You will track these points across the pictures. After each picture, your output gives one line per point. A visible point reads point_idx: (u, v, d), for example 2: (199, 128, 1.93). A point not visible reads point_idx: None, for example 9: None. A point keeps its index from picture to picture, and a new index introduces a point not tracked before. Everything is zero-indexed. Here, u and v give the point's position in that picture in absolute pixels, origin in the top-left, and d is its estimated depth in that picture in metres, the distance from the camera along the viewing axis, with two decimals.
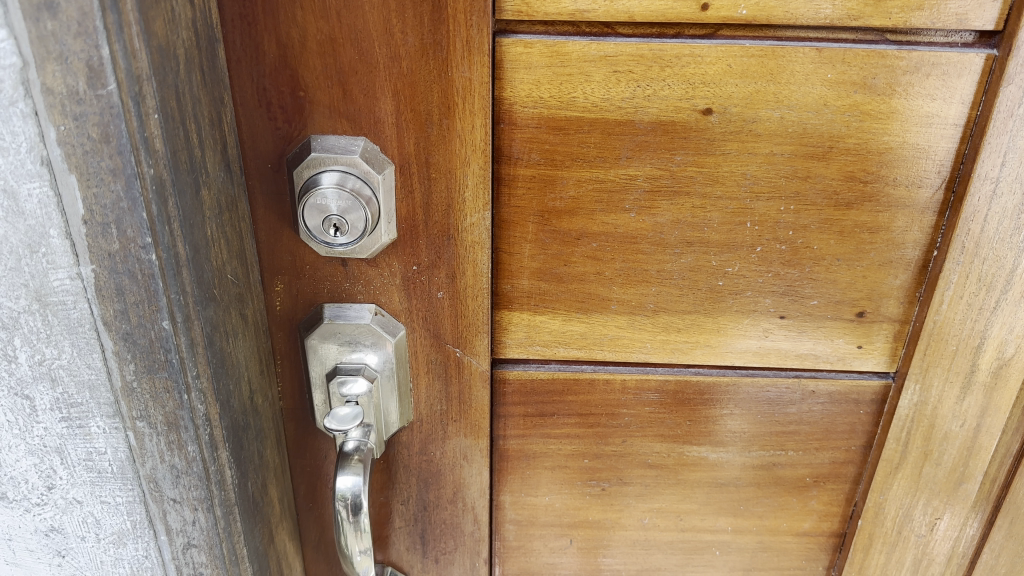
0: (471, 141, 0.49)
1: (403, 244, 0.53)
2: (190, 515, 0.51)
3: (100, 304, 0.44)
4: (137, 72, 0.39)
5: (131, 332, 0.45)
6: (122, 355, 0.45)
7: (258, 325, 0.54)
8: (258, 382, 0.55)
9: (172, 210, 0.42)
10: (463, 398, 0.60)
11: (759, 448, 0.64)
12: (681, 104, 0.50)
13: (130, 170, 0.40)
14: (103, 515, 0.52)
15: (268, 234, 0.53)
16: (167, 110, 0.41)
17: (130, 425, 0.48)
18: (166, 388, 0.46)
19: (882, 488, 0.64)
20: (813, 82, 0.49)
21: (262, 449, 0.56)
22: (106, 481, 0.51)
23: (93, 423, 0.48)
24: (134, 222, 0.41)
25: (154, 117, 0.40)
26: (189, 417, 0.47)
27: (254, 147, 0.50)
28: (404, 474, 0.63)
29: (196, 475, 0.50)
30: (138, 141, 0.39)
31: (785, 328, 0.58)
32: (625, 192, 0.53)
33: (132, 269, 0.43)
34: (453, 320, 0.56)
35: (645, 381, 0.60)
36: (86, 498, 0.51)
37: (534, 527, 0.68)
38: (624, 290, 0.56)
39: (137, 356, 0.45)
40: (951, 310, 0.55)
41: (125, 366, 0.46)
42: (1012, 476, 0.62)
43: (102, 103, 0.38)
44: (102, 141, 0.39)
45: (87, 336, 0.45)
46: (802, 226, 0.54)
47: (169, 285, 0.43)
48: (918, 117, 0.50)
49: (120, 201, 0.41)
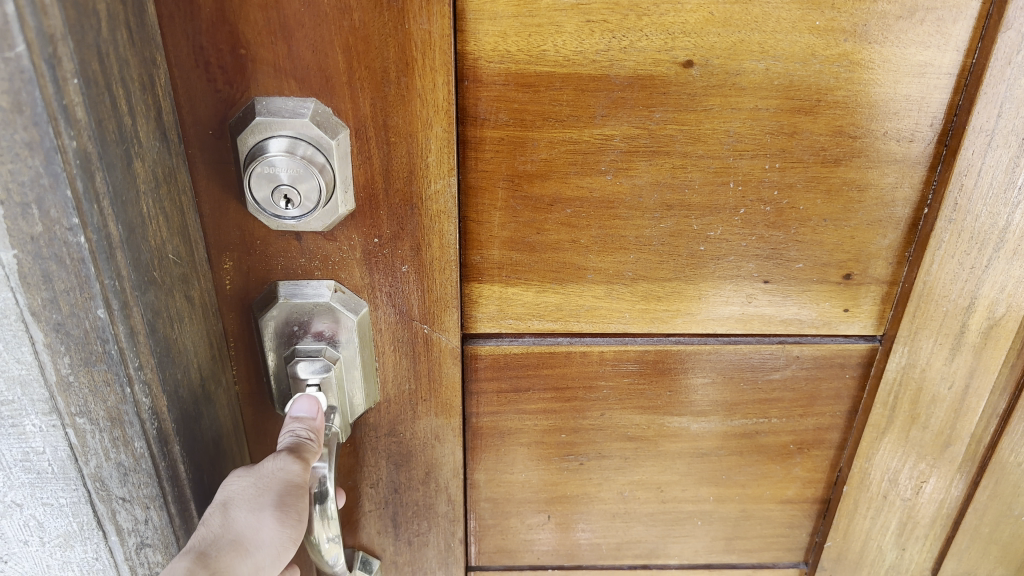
0: (432, 101, 0.45)
1: (362, 215, 0.49)
2: (141, 513, 0.48)
3: (26, 294, 0.40)
4: (50, 31, 0.34)
5: (63, 322, 0.41)
6: (55, 347, 0.41)
7: (207, 307, 0.50)
8: (209, 368, 0.51)
9: (100, 186, 0.38)
10: (432, 376, 0.56)
11: (742, 416, 0.61)
12: (660, 56, 0.46)
13: (49, 143, 0.35)
14: (46, 517, 0.48)
15: (213, 207, 0.48)
16: (89, 74, 0.36)
17: (69, 423, 0.44)
18: (106, 381, 0.43)
19: (868, 453, 0.62)
20: (800, 31, 0.45)
21: (219, 437, 0.52)
22: (47, 483, 0.47)
23: (27, 422, 0.44)
24: (57, 201, 0.37)
25: (73, 82, 0.35)
26: (134, 412, 0.44)
27: (193, 113, 0.45)
28: (372, 456, 0.60)
29: (145, 472, 0.46)
30: (56, 110, 0.35)
31: (769, 292, 0.55)
32: (601, 153, 0.49)
33: (60, 253, 0.38)
34: (420, 294, 0.52)
35: (623, 352, 0.57)
36: (27, 501, 0.47)
37: (511, 503, 0.65)
38: (601, 259, 0.53)
39: (72, 348, 0.41)
40: (942, 270, 0.53)
41: (59, 359, 0.42)
42: (998, 436, 0.60)
43: (11, 67, 0.34)
44: (14, 111, 0.35)
45: (13, 328, 0.41)
46: (788, 184, 0.51)
47: (101, 270, 0.39)
48: (909, 65, 0.47)
49: (39, 177, 0.36)
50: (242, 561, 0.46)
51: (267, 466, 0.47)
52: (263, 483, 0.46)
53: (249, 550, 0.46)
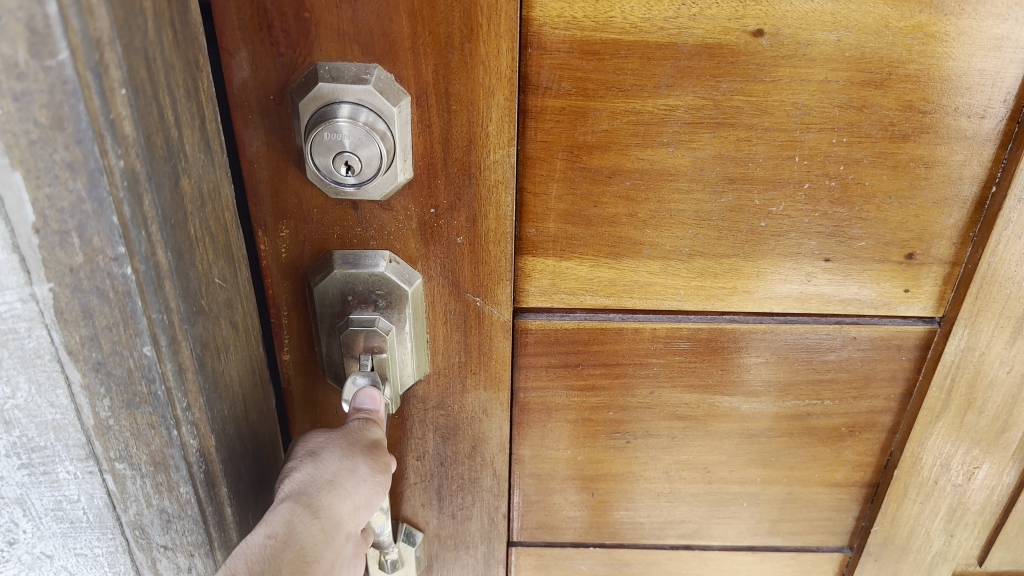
0: (495, 69, 0.45)
1: (419, 184, 0.48)
2: (183, 560, 0.50)
3: (64, 330, 0.40)
4: (96, 35, 0.32)
5: (104, 360, 0.41)
6: (95, 389, 0.42)
7: (250, 331, 0.50)
8: (252, 399, 0.51)
9: (148, 209, 0.37)
10: (483, 349, 0.56)
11: (793, 397, 0.60)
12: (730, 24, 0.44)
13: (93, 163, 0.35)
14: (80, 566, 0.51)
15: (271, 173, 0.48)
16: (136, 82, 0.35)
17: (108, 468, 0.46)
18: (151, 423, 0.43)
19: (921, 437, 0.61)
20: (874, 0, 0.44)
21: (262, 471, 0.54)
22: (80, 532, 0.49)
23: (61, 469, 0.46)
24: (100, 227, 0.36)
25: (121, 93, 0.34)
26: (180, 453, 0.45)
27: (254, 77, 0.45)
28: (419, 429, 0.60)
29: (188, 518, 0.48)
30: (101, 125, 0.34)
31: (830, 271, 0.54)
32: (664, 124, 0.48)
33: (103, 286, 0.38)
34: (474, 266, 0.52)
35: (676, 330, 0.56)
36: (58, 551, 0.50)
37: (556, 480, 0.65)
38: (658, 234, 0.52)
39: (114, 389, 0.42)
40: (1008, 251, 0.52)
41: (100, 402, 0.43)
42: None
43: (51, 76, 0.32)
44: (54, 128, 0.34)
45: (48, 368, 0.42)
46: (854, 159, 0.49)
47: (149, 303, 0.39)
48: (985, 39, 0.45)
49: (82, 203, 0.36)
50: (341, 499, 0.47)
51: (353, 422, 0.50)
52: (352, 436, 0.49)
53: (346, 488, 0.47)
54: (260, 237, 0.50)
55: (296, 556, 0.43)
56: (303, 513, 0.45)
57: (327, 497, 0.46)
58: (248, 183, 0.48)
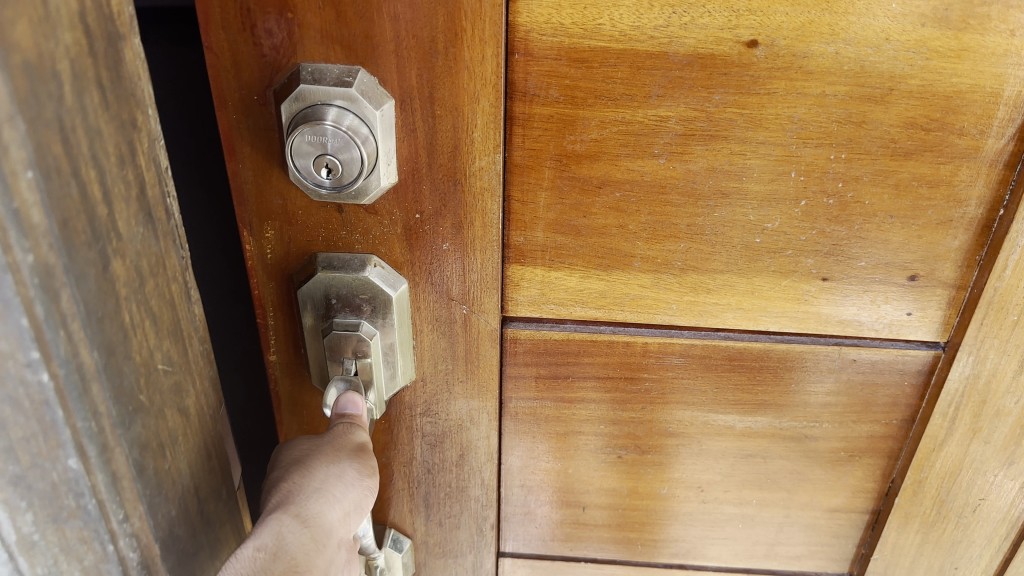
0: (480, 74, 0.44)
1: (404, 189, 0.48)
2: None
3: None
4: None
5: (22, 475, 0.33)
6: (12, 503, 0.33)
7: (201, 418, 0.43)
8: (206, 487, 0.44)
9: (66, 307, 0.30)
10: (470, 357, 0.55)
11: (791, 419, 0.59)
12: (722, 34, 0.43)
13: None
14: None
15: (256, 174, 0.48)
16: (47, 161, 0.28)
17: None
18: (83, 539, 0.35)
19: (923, 465, 0.58)
20: (874, 13, 0.42)
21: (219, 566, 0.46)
22: None
23: None
24: (8, 332, 0.29)
25: (27, 175, 0.27)
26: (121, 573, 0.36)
27: (237, 76, 0.44)
28: (406, 435, 0.59)
29: None
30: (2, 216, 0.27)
31: (827, 291, 0.52)
32: (655, 135, 0.47)
33: (14, 394, 0.30)
34: (460, 273, 0.51)
35: (669, 345, 0.55)
36: None
37: (546, 493, 0.64)
38: (650, 247, 0.51)
39: (35, 504, 0.33)
40: (1016, 277, 0.49)
41: (18, 517, 0.34)
42: None
43: None
44: None
45: None
46: (853, 177, 0.47)
47: (72, 411, 0.32)
48: (992, 55, 0.43)
49: None
50: (331, 505, 0.47)
51: (336, 427, 0.50)
52: (336, 442, 0.49)
53: (334, 495, 0.48)
54: (245, 236, 0.50)
55: (287, 566, 0.43)
56: (292, 521, 0.45)
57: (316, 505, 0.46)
58: (233, 183, 0.48)
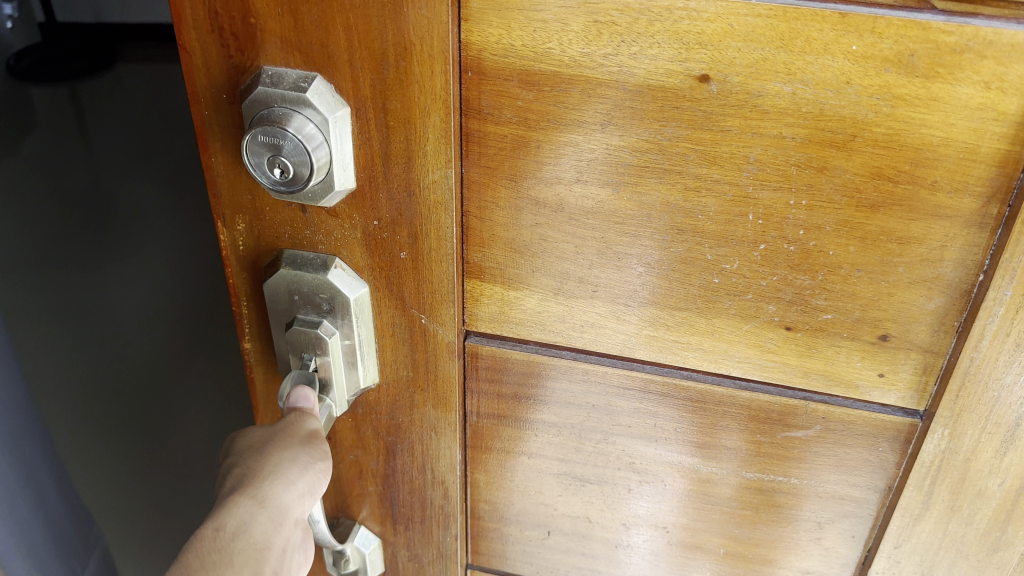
0: (430, 89, 0.44)
1: (363, 195, 0.49)
2: None
3: None
4: None
5: None
6: None
7: None
8: None
9: None
10: (429, 367, 0.56)
11: (758, 470, 0.56)
12: (673, 66, 0.42)
13: None
14: None
15: (227, 168, 0.50)
16: None
17: None
18: None
19: (900, 535, 0.54)
20: (833, 54, 0.40)
21: None
22: None
23: None
24: None
25: None
26: None
27: (207, 74, 0.47)
28: (372, 435, 0.60)
29: None
30: None
31: (792, 342, 0.49)
32: (608, 164, 0.46)
33: None
34: (417, 284, 0.52)
35: (629, 377, 0.54)
36: None
37: (614, 515, 0.61)
38: (606, 276, 0.50)
39: None
40: (994, 349, 0.45)
41: None
42: None
43: None
44: None
45: None
46: (815, 225, 0.45)
47: None
48: (964, 108, 0.40)
49: None
50: (287, 488, 0.50)
51: (289, 416, 0.52)
52: (288, 428, 0.51)
53: (290, 478, 0.50)
54: (220, 227, 0.53)
55: (246, 545, 0.46)
56: (249, 502, 0.48)
57: (272, 488, 0.49)
58: (207, 174, 0.51)
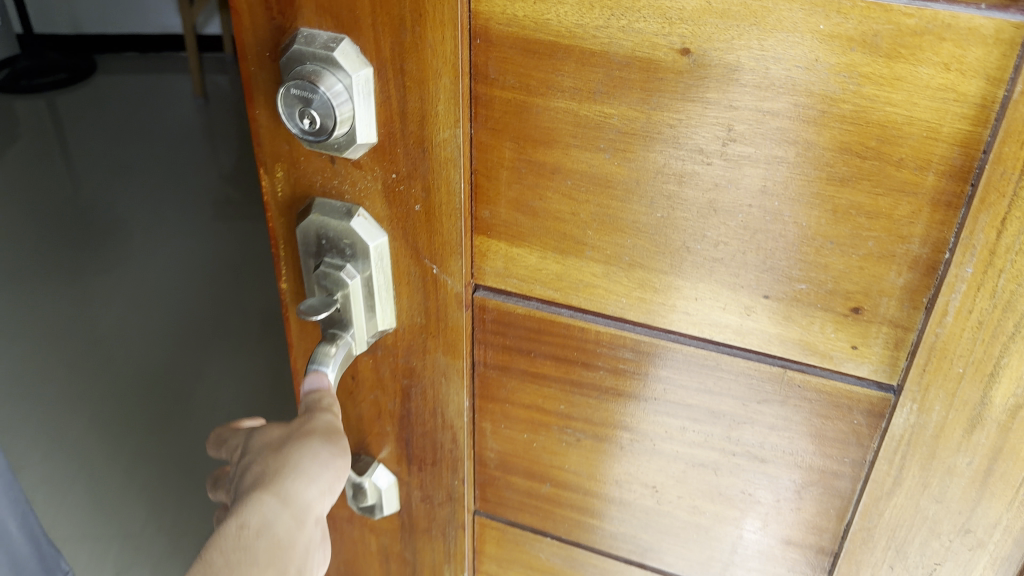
0: (442, 53, 0.49)
1: (383, 149, 0.54)
2: None
3: None
4: None
5: None
6: None
7: None
8: None
9: None
10: (440, 315, 0.60)
11: (739, 435, 0.58)
12: (657, 40, 0.46)
13: None
14: None
15: (268, 120, 0.56)
16: None
17: None
18: None
19: (871, 512, 0.56)
20: (802, 32, 0.43)
21: None
22: None
23: None
24: None
25: None
26: None
27: (254, 34, 0.53)
28: (389, 377, 0.65)
29: None
30: None
31: (770, 310, 0.52)
32: (600, 130, 0.50)
33: None
34: (430, 236, 0.57)
35: (620, 337, 0.57)
36: None
37: (728, 502, 0.62)
38: (600, 237, 0.54)
39: None
40: (958, 326, 0.47)
41: None
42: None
43: None
44: None
45: None
46: (789, 196, 0.48)
47: None
48: (926, 88, 0.43)
49: None
50: (308, 485, 0.55)
51: (305, 411, 0.58)
52: (303, 431, 0.57)
53: (309, 475, 0.56)
54: (262, 174, 0.59)
55: (269, 543, 0.51)
56: (272, 502, 0.54)
57: (292, 485, 0.55)
58: (252, 125, 0.57)
